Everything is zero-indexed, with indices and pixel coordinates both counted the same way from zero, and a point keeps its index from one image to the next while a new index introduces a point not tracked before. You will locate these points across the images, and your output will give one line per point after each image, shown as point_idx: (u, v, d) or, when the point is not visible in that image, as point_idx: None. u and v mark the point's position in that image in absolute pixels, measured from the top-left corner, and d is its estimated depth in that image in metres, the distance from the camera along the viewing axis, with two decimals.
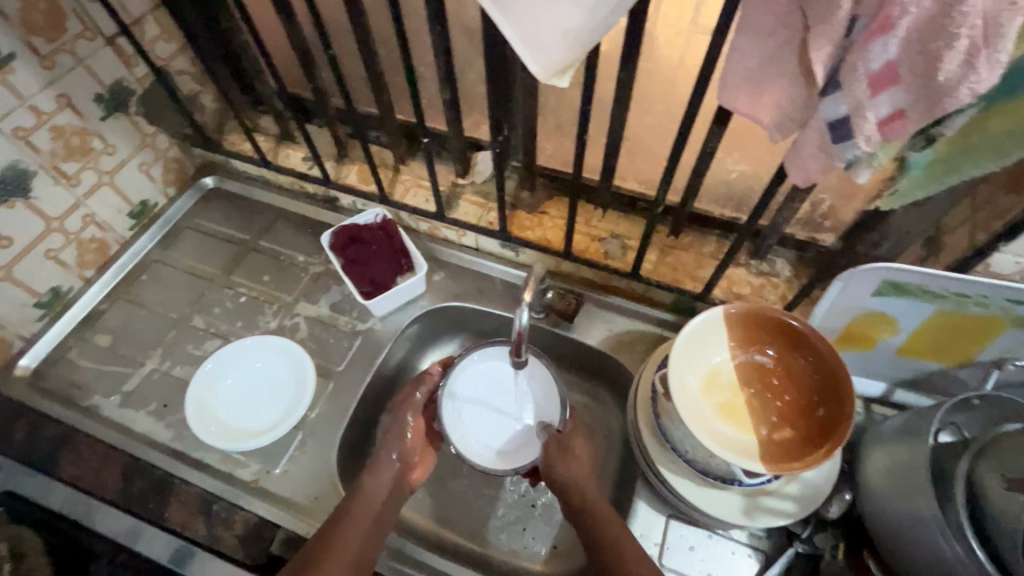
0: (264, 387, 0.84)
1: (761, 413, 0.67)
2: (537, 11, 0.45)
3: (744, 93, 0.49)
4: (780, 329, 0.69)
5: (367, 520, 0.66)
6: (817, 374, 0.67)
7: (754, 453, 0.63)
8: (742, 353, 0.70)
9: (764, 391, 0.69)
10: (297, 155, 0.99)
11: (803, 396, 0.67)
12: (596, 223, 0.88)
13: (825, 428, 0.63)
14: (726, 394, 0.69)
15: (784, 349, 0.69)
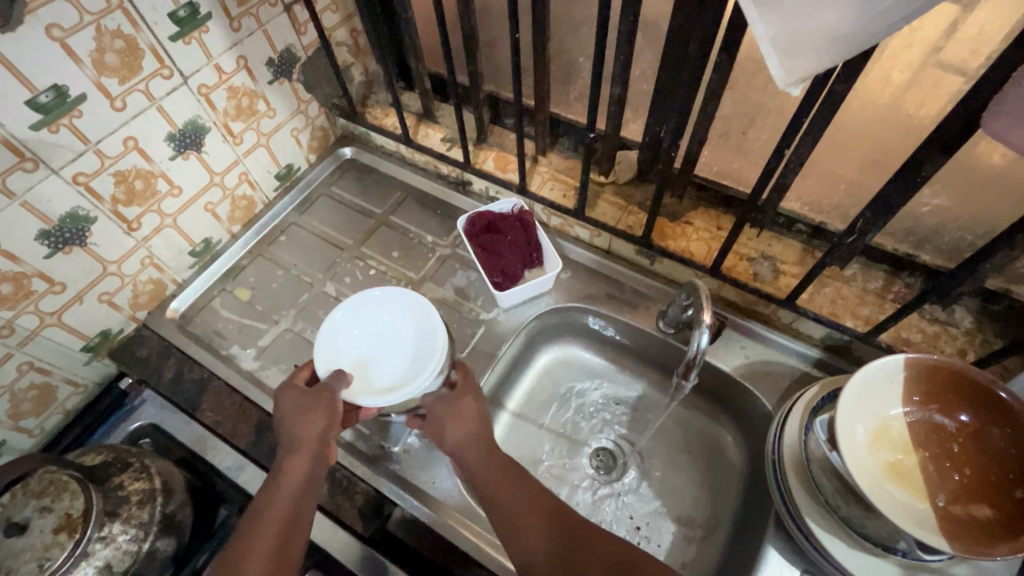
0: (391, 341, 0.81)
1: (937, 481, 0.60)
2: (807, 8, 0.40)
3: (1022, 125, 0.44)
4: (971, 390, 0.60)
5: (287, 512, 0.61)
6: (1016, 448, 0.57)
7: (930, 526, 0.56)
8: (918, 410, 0.63)
9: (941, 457, 0.61)
10: (436, 135, 1.00)
11: (993, 471, 0.58)
12: (747, 242, 0.82)
13: (1022, 514, 0.54)
14: (897, 452, 0.62)
15: (976, 414, 0.60)
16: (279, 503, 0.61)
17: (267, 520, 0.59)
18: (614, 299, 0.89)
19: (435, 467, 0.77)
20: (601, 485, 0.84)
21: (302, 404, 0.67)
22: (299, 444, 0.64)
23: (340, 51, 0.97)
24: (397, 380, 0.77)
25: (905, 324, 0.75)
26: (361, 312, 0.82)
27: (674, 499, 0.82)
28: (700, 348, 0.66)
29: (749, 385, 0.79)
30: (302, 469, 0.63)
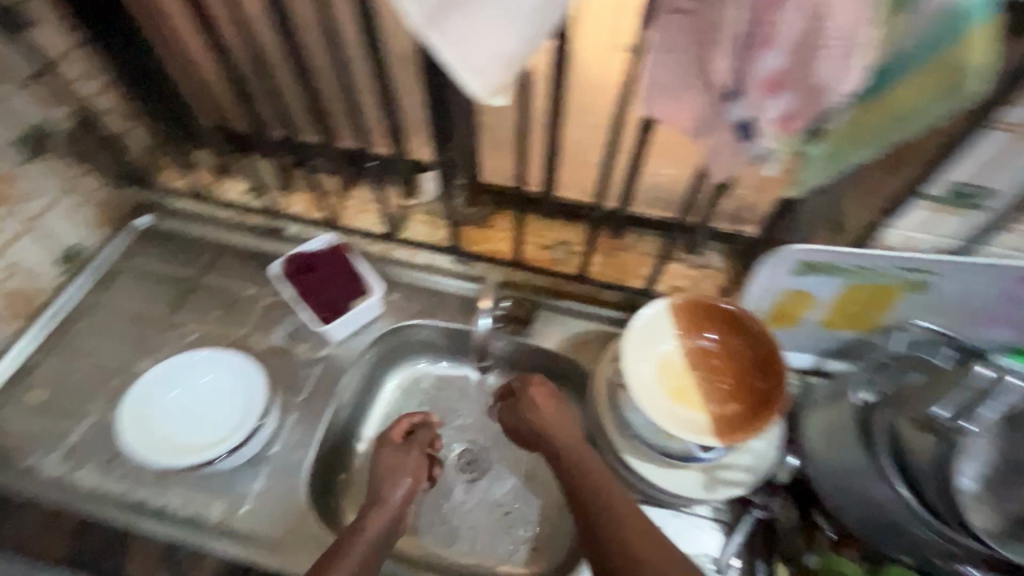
0: (211, 401, 0.80)
1: (708, 392, 0.73)
2: (473, 36, 0.48)
3: (664, 104, 0.54)
4: (718, 315, 0.75)
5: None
6: (755, 350, 0.73)
7: (706, 430, 0.69)
8: (688, 340, 0.76)
9: (709, 373, 0.75)
10: (237, 187, 1.00)
11: (743, 373, 0.74)
12: (544, 233, 0.94)
13: (763, 401, 0.70)
14: (675, 379, 0.74)
15: (724, 332, 0.75)
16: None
17: None
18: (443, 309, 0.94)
19: (289, 516, 0.75)
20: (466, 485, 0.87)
21: (391, 465, 0.78)
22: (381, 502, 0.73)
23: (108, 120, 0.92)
24: (220, 436, 0.77)
25: (674, 273, 0.90)
26: (176, 375, 0.80)
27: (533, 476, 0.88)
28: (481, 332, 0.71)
29: (569, 357, 0.88)
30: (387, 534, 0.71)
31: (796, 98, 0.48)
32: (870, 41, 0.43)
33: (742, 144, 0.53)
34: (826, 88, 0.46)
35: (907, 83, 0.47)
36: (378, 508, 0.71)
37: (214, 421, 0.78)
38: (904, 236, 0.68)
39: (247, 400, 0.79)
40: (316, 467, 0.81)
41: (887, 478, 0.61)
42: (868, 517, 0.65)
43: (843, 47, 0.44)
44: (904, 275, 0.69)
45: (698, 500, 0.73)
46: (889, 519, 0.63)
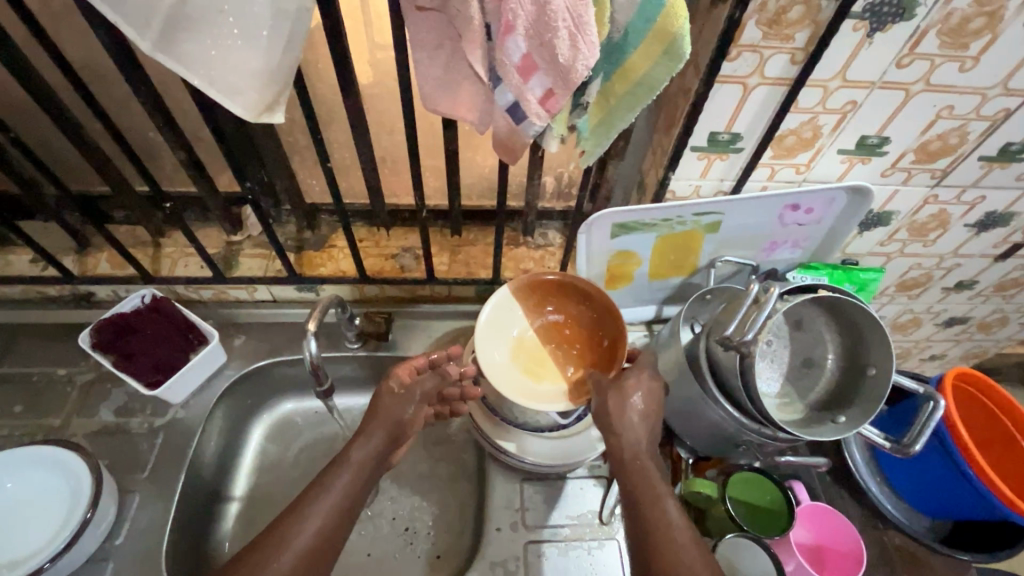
0: (24, 507, 0.69)
1: (563, 361, 0.78)
2: (214, 56, 0.46)
3: (441, 98, 0.57)
4: (554, 286, 0.79)
5: None
6: (592, 309, 0.79)
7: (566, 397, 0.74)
8: (536, 317, 0.80)
9: (562, 343, 0.79)
10: (23, 258, 0.86)
11: (589, 333, 0.79)
12: (385, 242, 0.92)
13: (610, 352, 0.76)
14: (530, 359, 0.77)
15: (564, 301, 0.80)
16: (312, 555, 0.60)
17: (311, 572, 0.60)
18: (296, 341, 0.89)
19: None
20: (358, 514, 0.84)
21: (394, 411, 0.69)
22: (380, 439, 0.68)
23: None
24: (40, 545, 0.67)
25: (520, 257, 0.93)
26: None
27: (424, 485, 0.87)
28: (313, 355, 0.69)
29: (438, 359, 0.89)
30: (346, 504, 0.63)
31: (548, 78, 0.51)
32: (592, 19, 0.48)
33: (518, 126, 0.56)
34: (568, 65, 0.50)
35: (637, 51, 0.52)
36: (337, 470, 0.64)
37: (31, 530, 0.67)
38: (691, 184, 0.77)
39: (70, 495, 0.69)
40: (177, 543, 0.73)
41: (716, 400, 0.68)
42: (712, 434, 0.73)
43: (571, 27, 0.48)
44: (699, 219, 0.78)
45: (575, 463, 0.78)
46: (726, 433, 0.71)
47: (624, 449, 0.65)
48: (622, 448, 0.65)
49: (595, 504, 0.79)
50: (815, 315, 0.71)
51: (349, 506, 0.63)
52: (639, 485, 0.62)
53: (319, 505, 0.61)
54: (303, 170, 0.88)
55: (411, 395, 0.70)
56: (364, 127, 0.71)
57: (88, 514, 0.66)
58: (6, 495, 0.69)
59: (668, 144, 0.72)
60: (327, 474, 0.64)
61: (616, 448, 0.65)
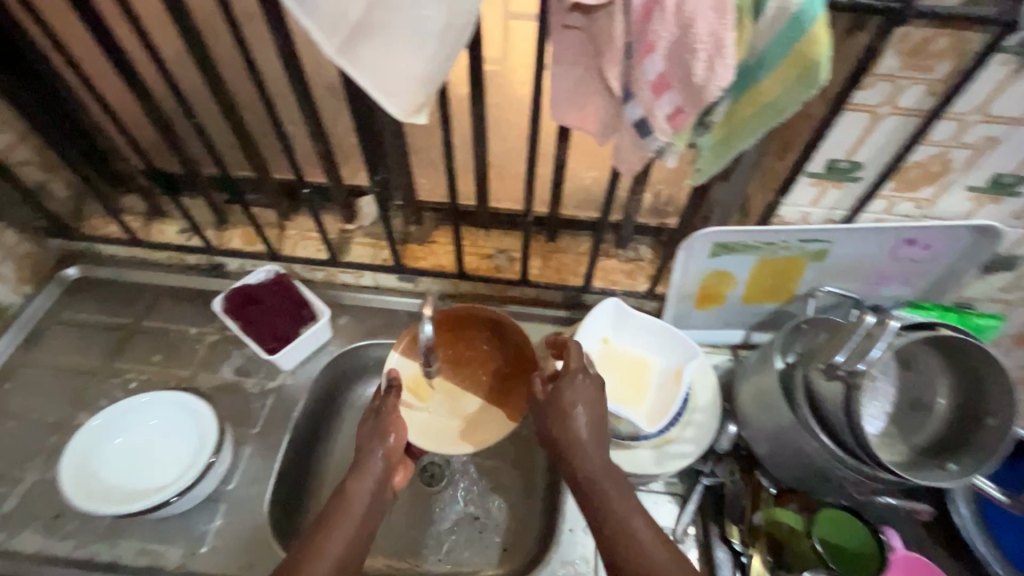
0: (160, 444, 0.78)
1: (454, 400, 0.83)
2: (384, 61, 0.52)
3: (570, 110, 0.60)
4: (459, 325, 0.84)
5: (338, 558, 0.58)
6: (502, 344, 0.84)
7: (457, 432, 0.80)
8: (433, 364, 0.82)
9: (471, 375, 0.85)
10: (172, 228, 0.97)
11: (498, 364, 0.84)
12: (482, 242, 0.97)
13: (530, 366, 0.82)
14: (447, 402, 0.82)
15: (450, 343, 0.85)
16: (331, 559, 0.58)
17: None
18: (394, 327, 0.96)
19: (252, 548, 0.74)
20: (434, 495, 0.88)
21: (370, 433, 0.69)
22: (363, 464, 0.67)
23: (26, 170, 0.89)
24: (169, 480, 0.75)
25: (610, 269, 0.95)
26: (124, 418, 0.77)
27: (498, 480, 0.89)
28: (427, 336, 0.73)
29: None
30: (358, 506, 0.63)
31: (680, 96, 0.54)
32: (732, 43, 0.50)
33: (642, 140, 0.58)
34: (702, 85, 0.52)
35: (769, 77, 0.53)
36: (336, 514, 0.61)
37: (165, 465, 0.76)
38: (800, 211, 0.76)
39: (199, 441, 0.77)
40: (278, 496, 0.80)
41: (812, 429, 0.67)
42: (801, 468, 0.72)
43: (711, 49, 0.50)
44: (805, 246, 0.77)
45: (650, 476, 0.77)
46: (817, 466, 0.69)
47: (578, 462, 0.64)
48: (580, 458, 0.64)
49: (667, 520, 0.79)
50: (927, 356, 0.69)
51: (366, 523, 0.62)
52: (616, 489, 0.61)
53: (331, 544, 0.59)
54: (417, 170, 0.95)
55: (381, 417, 0.70)
56: (485, 133, 0.77)
57: (212, 458, 0.74)
58: (147, 430, 0.78)
59: (781, 168, 0.72)
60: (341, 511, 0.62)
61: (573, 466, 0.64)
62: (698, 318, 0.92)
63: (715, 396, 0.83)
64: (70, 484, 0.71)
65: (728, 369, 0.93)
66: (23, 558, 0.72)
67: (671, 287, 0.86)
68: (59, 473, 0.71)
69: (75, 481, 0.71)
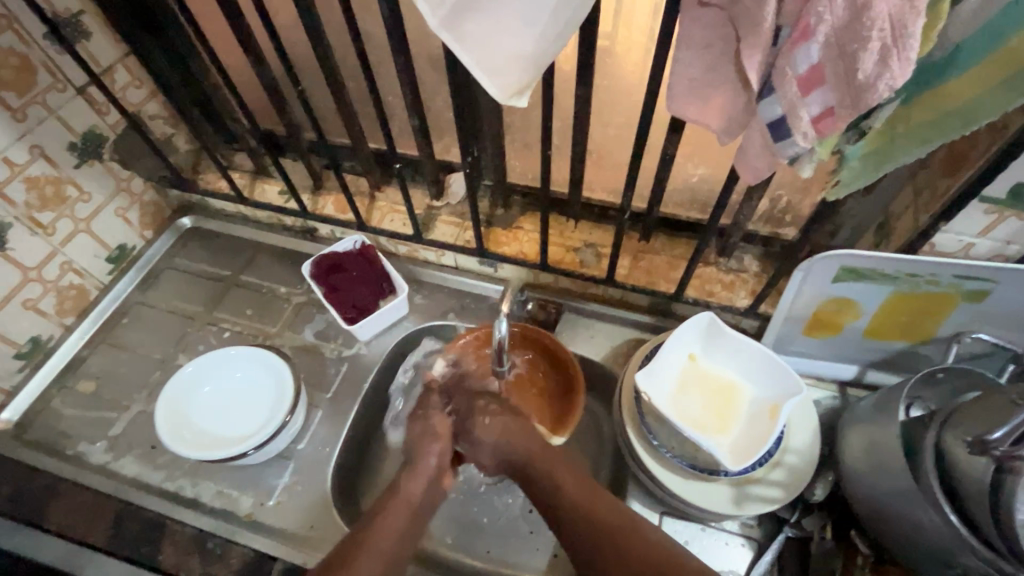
0: (244, 397, 0.83)
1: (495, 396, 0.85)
2: (488, 38, 0.48)
3: (691, 102, 0.52)
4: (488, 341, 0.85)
5: (399, 532, 0.64)
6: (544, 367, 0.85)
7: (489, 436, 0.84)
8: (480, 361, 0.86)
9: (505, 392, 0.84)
10: (273, 189, 1.01)
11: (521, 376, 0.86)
12: (570, 233, 0.92)
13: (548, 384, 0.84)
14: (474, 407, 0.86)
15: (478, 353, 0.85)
16: (386, 531, 0.64)
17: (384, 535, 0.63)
18: (468, 311, 0.94)
19: (314, 510, 0.77)
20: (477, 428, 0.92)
21: (419, 431, 0.74)
22: (415, 467, 0.70)
23: (155, 124, 0.95)
24: (248, 433, 0.80)
25: (707, 277, 0.86)
26: (212, 367, 0.82)
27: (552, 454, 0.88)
28: (501, 335, 0.72)
29: (598, 362, 0.88)
30: (415, 490, 0.69)
31: (833, 94, 0.44)
32: (918, 32, 0.40)
33: (775, 144, 0.50)
34: (866, 85, 0.42)
35: (962, 76, 0.43)
36: (376, 535, 0.63)
37: (246, 417, 0.81)
38: (960, 239, 0.63)
39: (278, 400, 0.81)
40: (342, 463, 0.82)
41: (936, 502, 0.56)
42: (915, 546, 0.60)
43: (888, 40, 0.40)
44: (959, 283, 0.64)
45: (725, 515, 0.70)
46: (936, 547, 0.57)
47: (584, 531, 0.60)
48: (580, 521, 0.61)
49: (739, 565, 0.72)
50: None
51: (418, 515, 0.68)
52: (631, 556, 0.57)
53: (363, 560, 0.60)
54: (511, 151, 0.90)
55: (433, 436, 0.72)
56: (588, 119, 0.70)
57: (286, 418, 0.77)
58: (233, 382, 0.83)
59: (945, 188, 0.59)
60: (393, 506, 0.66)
61: (571, 532, 0.61)
62: (803, 346, 0.81)
63: (815, 439, 0.73)
64: (164, 424, 0.77)
65: (832, 408, 0.82)
66: (122, 480, 0.80)
67: (778, 310, 0.76)
68: (157, 412, 0.77)
69: (168, 421, 0.77)
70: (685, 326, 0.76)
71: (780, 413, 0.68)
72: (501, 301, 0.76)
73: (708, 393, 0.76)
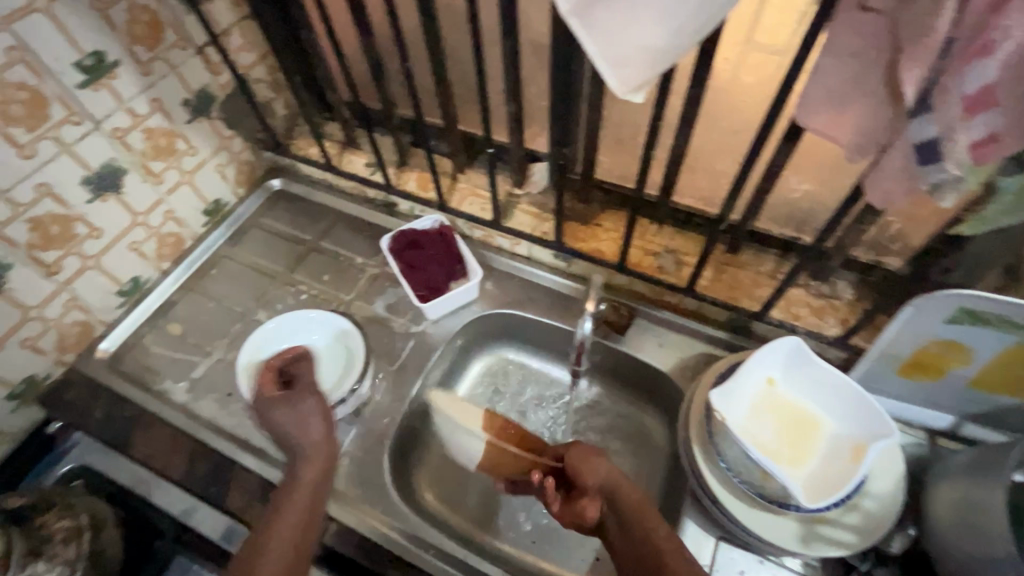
0: (319, 357, 0.86)
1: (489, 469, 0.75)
2: (620, 28, 0.46)
3: (824, 114, 0.49)
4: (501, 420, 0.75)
5: (306, 501, 0.67)
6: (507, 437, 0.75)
7: None
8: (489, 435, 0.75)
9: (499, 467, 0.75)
10: (360, 161, 1.03)
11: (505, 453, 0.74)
12: (651, 237, 0.89)
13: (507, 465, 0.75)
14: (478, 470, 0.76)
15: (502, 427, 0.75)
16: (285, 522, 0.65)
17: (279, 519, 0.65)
18: (537, 302, 0.93)
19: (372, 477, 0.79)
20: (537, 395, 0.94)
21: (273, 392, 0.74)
22: (292, 429, 0.72)
23: (259, 88, 1.00)
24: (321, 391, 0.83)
25: (794, 300, 0.82)
26: (291, 325, 0.86)
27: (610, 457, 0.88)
28: (584, 334, 0.71)
29: (665, 372, 0.84)
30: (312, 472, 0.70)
31: (1002, 119, 0.40)
32: None
33: (919, 167, 0.46)
34: None
35: None
36: (292, 483, 0.69)
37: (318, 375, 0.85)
38: None
39: (350, 365, 0.84)
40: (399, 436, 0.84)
41: None
42: None
43: None
44: None
45: (790, 553, 0.66)
46: None
47: (637, 531, 0.65)
48: (642, 535, 0.64)
49: None
50: None
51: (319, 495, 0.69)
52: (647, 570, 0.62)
53: (286, 517, 0.65)
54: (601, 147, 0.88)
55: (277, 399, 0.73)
56: (694, 121, 0.67)
57: (355, 386, 0.80)
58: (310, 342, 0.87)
59: None
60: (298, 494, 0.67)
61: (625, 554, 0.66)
62: (894, 386, 0.75)
63: (898, 487, 0.67)
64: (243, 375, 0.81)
65: (918, 457, 0.76)
66: (198, 420, 0.85)
67: (873, 345, 0.71)
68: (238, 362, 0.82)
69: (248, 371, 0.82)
70: (767, 349, 0.72)
71: (866, 456, 0.63)
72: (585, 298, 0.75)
73: (783, 420, 0.72)
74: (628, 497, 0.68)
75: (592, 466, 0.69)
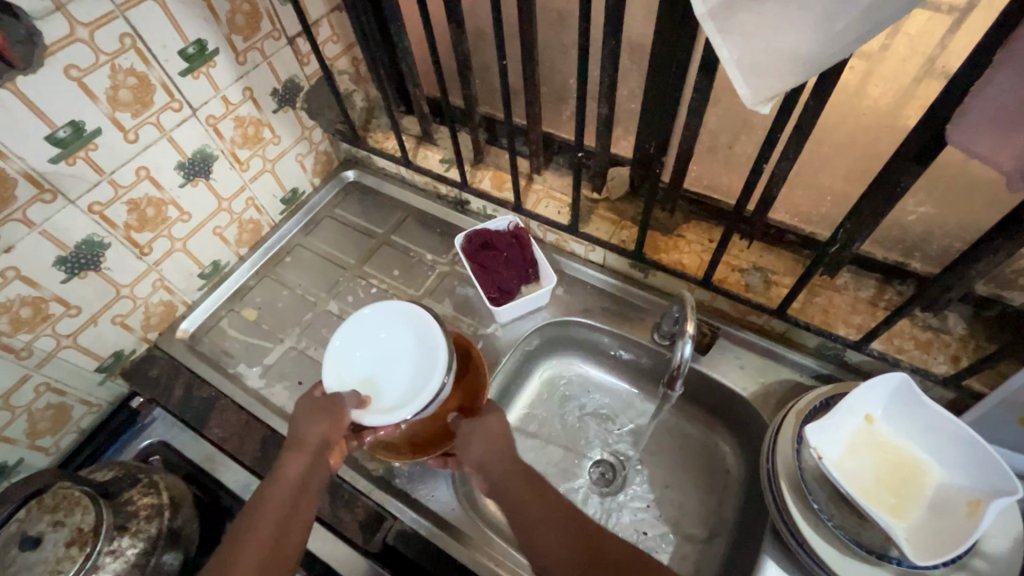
0: (394, 355, 0.78)
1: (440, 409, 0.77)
2: (762, 32, 0.42)
3: (987, 137, 0.44)
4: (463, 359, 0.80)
5: (284, 503, 0.64)
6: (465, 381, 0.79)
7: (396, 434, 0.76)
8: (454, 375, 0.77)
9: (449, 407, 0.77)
10: (435, 156, 1.02)
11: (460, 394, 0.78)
12: (738, 253, 0.84)
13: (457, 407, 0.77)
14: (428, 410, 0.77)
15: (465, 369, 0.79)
16: (259, 529, 0.62)
17: (258, 521, 0.62)
18: (611, 313, 0.90)
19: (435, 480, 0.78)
20: (603, 417, 0.91)
21: (317, 404, 0.70)
22: (301, 443, 0.67)
23: (342, 80, 1.00)
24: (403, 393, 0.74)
25: (897, 331, 0.75)
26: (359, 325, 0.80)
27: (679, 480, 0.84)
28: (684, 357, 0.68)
29: (746, 397, 0.79)
30: (297, 471, 0.66)
31: None
32: None
33: None
34: None
35: None
36: (273, 490, 0.65)
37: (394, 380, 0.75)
38: None
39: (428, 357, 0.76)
40: None
41: None
42: None
43: None
44: None
45: None
46: None
47: None
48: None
49: None
50: None
51: (304, 495, 0.65)
52: None
53: (261, 526, 0.62)
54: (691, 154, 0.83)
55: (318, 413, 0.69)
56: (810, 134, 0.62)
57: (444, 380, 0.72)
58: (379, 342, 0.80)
59: None
60: (275, 497, 0.64)
61: None
62: (1011, 437, 0.67)
63: (1016, 550, 0.61)
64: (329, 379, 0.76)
65: None
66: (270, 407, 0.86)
67: (995, 389, 0.64)
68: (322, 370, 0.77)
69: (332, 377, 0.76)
70: (870, 384, 0.66)
71: (985, 514, 0.57)
72: (681, 317, 0.72)
73: (884, 465, 0.66)
74: (505, 466, 0.67)
75: (468, 447, 0.69)
